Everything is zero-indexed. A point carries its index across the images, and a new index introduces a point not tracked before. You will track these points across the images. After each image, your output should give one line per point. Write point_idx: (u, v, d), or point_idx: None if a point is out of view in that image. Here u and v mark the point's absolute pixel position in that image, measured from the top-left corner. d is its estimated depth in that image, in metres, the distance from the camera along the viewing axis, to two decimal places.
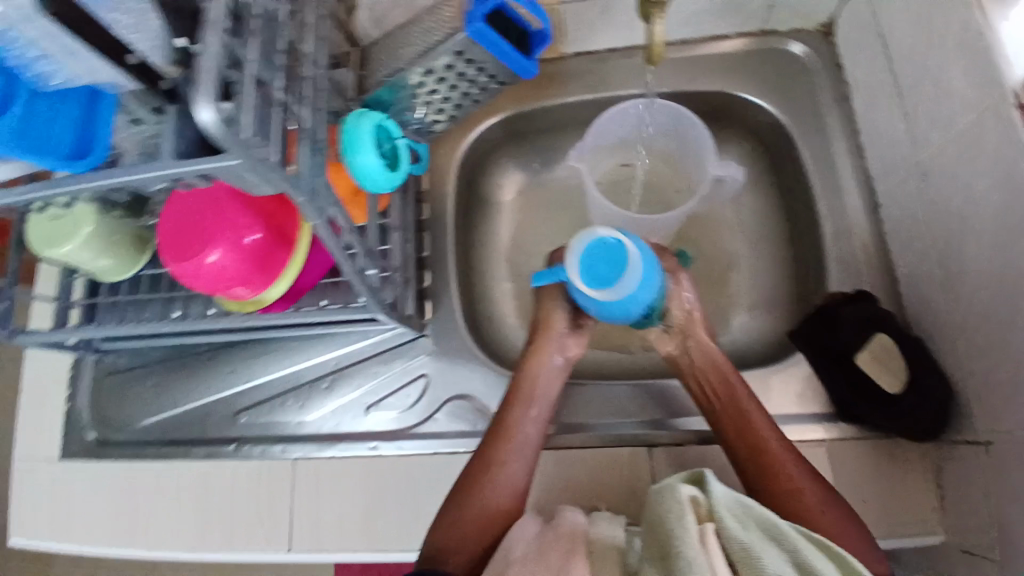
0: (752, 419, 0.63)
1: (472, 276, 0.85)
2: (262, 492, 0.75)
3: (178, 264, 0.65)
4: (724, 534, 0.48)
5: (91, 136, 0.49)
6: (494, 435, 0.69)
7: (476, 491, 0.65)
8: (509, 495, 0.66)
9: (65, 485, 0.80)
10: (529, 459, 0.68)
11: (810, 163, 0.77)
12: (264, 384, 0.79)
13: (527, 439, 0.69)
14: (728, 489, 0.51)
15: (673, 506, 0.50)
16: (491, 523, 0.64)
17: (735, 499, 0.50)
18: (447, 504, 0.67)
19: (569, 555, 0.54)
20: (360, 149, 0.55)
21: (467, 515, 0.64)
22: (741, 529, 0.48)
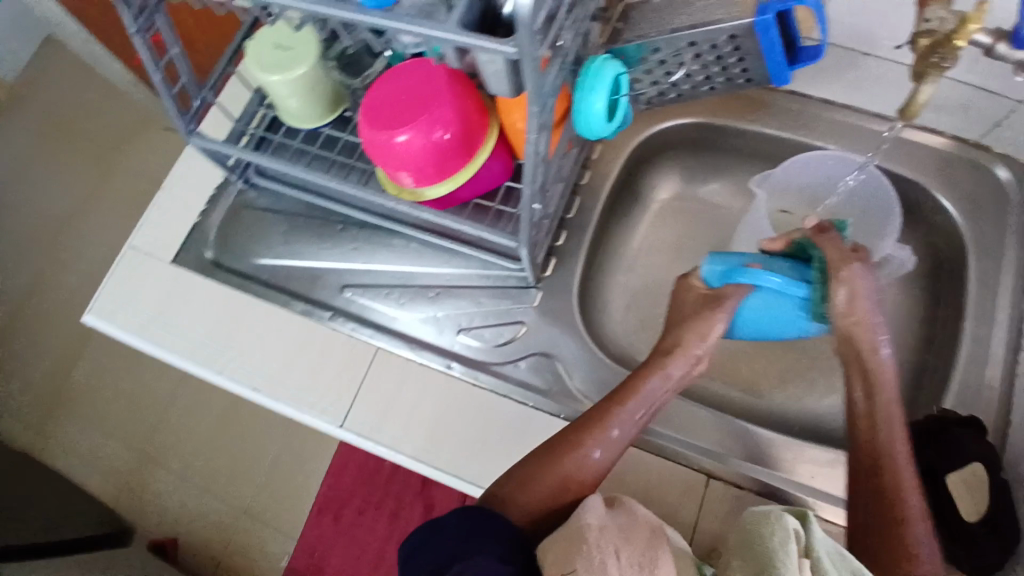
0: (909, 484, 0.61)
1: (600, 255, 0.86)
2: (338, 366, 0.78)
3: (371, 129, 0.69)
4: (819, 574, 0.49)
5: None
6: (591, 417, 0.66)
7: (557, 461, 0.64)
8: (585, 478, 0.64)
9: (168, 286, 0.84)
10: (614, 452, 0.66)
11: (973, 281, 0.76)
12: (377, 271, 0.82)
13: (620, 433, 0.66)
14: (828, 536, 0.52)
15: (776, 529, 0.50)
16: (562, 492, 0.63)
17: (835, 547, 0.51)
18: (526, 460, 0.65)
19: (652, 542, 0.51)
20: (595, 91, 0.57)
21: (543, 478, 0.63)
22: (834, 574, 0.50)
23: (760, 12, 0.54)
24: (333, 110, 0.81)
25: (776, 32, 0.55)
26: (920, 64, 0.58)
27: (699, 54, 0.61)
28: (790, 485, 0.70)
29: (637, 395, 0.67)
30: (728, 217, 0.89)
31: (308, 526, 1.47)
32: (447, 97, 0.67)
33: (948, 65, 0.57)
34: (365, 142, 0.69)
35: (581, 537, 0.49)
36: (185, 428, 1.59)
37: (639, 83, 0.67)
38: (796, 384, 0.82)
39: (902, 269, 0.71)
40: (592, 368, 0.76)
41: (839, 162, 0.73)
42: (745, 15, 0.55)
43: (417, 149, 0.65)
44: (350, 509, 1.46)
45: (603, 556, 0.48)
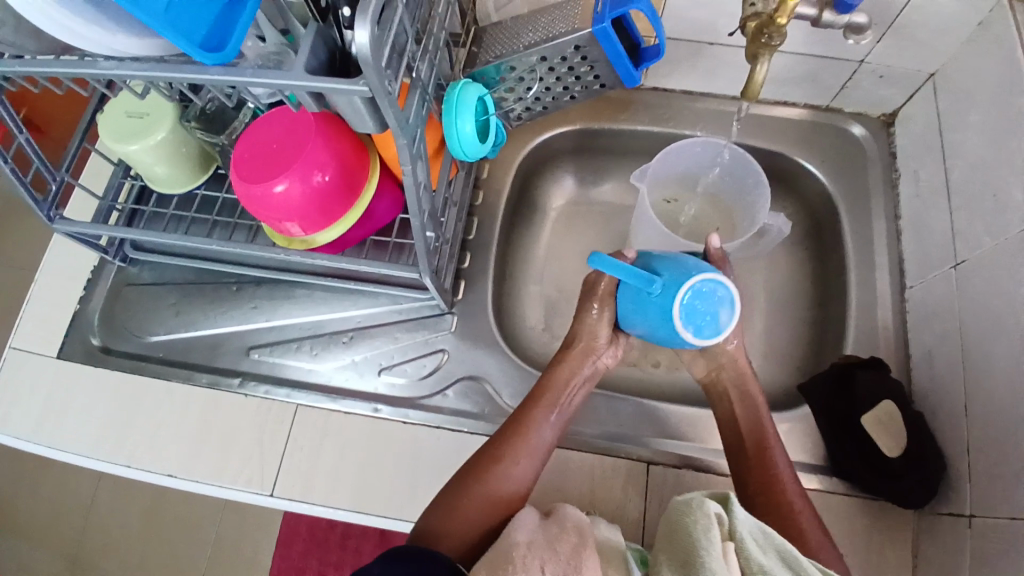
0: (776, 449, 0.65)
1: (510, 270, 0.86)
2: (257, 431, 0.74)
3: (244, 183, 0.66)
4: (743, 554, 0.50)
5: (226, 38, 0.49)
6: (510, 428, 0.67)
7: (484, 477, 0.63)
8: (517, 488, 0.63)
9: (57, 383, 0.78)
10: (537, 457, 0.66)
11: (850, 235, 0.81)
12: (283, 326, 0.79)
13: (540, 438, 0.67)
14: (751, 516, 0.53)
15: (698, 516, 0.51)
16: (494, 509, 0.61)
17: (757, 528, 0.52)
18: (451, 484, 0.64)
19: (578, 549, 0.52)
20: (460, 115, 0.57)
21: (473, 499, 0.61)
22: (759, 554, 0.50)
23: (596, 21, 0.56)
24: (205, 170, 0.77)
25: (617, 38, 0.57)
26: (754, 46, 0.62)
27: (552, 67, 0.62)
28: (711, 454, 0.74)
29: (550, 394, 0.69)
30: (623, 213, 0.92)
31: None
32: (318, 141, 0.66)
33: (777, 44, 0.61)
34: (239, 197, 0.67)
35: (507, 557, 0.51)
36: (113, 529, 1.46)
37: (506, 102, 0.67)
38: None
39: (781, 235, 0.76)
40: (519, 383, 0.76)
41: (706, 147, 0.76)
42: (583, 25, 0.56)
43: (294, 198, 0.63)
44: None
45: (527, 573, 0.48)
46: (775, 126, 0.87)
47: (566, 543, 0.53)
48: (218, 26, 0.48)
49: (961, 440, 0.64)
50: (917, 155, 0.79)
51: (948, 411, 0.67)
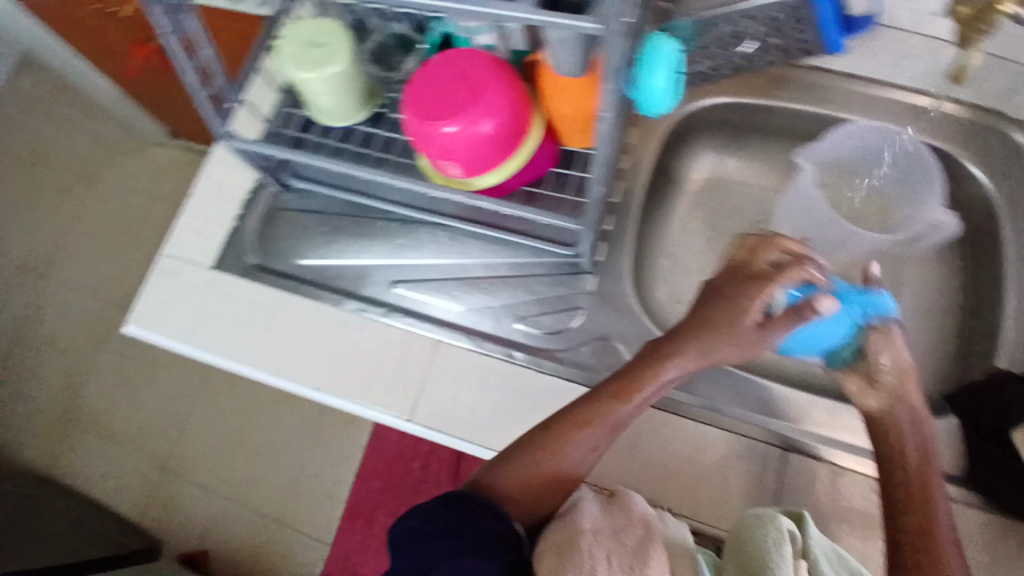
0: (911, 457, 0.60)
1: (645, 237, 0.85)
2: (396, 363, 0.77)
3: (419, 120, 0.68)
4: None
5: None
6: (588, 402, 0.64)
7: (551, 455, 0.63)
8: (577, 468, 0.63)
9: (213, 292, 0.83)
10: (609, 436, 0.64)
11: (1016, 242, 0.77)
12: (427, 266, 0.81)
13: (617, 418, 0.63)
14: None
15: None
16: (550, 480, 0.62)
17: None
18: (511, 446, 0.65)
19: (645, 542, 0.54)
20: (655, 64, 0.55)
21: (534, 473, 0.62)
22: None
23: None
24: (370, 103, 0.79)
25: None
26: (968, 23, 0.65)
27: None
28: (817, 440, 0.72)
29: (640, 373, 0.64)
30: (766, 192, 0.88)
31: (340, 533, 1.46)
32: (495, 86, 0.67)
33: None
34: (412, 133, 0.69)
35: (575, 542, 0.53)
36: (205, 442, 1.56)
37: None
38: None
39: (949, 231, 0.72)
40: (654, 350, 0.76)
41: (878, 134, 0.74)
42: None
43: (473, 140, 0.65)
44: (382, 513, 1.45)
45: (593, 563, 0.51)
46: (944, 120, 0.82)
47: (633, 534, 0.55)
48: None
49: None
50: None
51: None
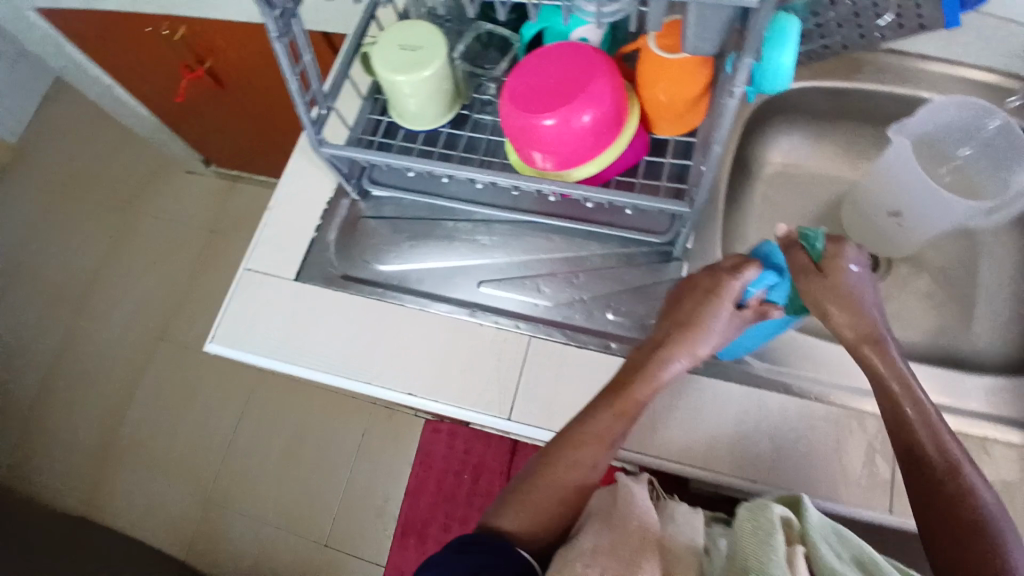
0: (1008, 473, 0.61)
1: (727, 223, 0.86)
2: (492, 361, 0.76)
3: (522, 114, 0.68)
4: (816, 558, 0.50)
5: None
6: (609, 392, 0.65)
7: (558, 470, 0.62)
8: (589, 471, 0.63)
9: (296, 302, 0.81)
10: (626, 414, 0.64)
11: None
12: (515, 263, 0.82)
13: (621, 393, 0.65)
14: (822, 519, 0.55)
15: (765, 521, 0.52)
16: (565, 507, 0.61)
17: (829, 529, 0.54)
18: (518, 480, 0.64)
19: (644, 547, 0.52)
20: (785, 45, 0.57)
21: (539, 503, 0.61)
22: (834, 560, 0.50)
23: None
24: (454, 104, 0.79)
25: None
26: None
27: None
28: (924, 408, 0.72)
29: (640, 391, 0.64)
30: (834, 175, 0.91)
31: (392, 553, 1.42)
32: (599, 76, 0.67)
33: None
34: (515, 128, 0.69)
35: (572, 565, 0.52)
36: (252, 465, 1.56)
37: None
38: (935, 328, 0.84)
39: None
40: None
41: (964, 109, 0.75)
42: None
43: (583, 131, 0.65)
44: (436, 529, 1.39)
45: None
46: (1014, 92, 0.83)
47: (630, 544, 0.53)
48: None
49: None
50: None
51: None
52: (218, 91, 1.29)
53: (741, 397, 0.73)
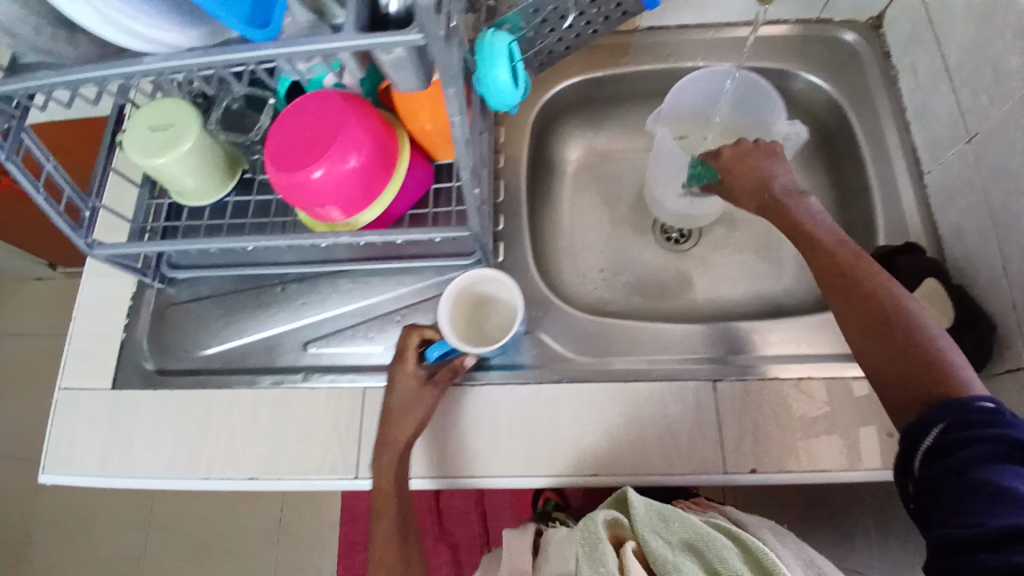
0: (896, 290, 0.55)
1: (540, 226, 0.89)
2: (331, 421, 0.74)
3: (284, 174, 0.66)
4: (647, 551, 0.55)
5: (270, 11, 0.50)
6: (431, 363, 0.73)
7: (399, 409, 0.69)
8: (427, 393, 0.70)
9: (118, 410, 0.78)
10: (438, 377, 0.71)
11: (862, 135, 0.85)
12: (335, 316, 0.79)
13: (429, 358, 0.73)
14: (646, 503, 0.60)
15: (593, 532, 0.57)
16: None
17: (654, 515, 0.59)
18: None
19: None
20: (495, 65, 0.58)
21: None
22: (663, 545, 0.56)
23: None
24: (229, 172, 0.77)
25: None
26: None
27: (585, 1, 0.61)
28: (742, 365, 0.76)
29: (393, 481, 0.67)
30: (632, 155, 0.97)
31: None
32: (350, 120, 0.66)
33: None
34: (283, 189, 0.67)
35: None
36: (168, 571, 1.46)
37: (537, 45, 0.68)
38: (751, 277, 0.90)
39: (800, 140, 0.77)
40: (571, 327, 0.79)
41: (709, 77, 0.80)
42: None
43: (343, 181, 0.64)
44: None
45: None
46: (768, 44, 0.89)
47: None
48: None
49: (1005, 301, 0.69)
50: (910, 50, 0.82)
51: (987, 277, 0.71)
52: (21, 195, 1.21)
53: (575, 394, 0.75)
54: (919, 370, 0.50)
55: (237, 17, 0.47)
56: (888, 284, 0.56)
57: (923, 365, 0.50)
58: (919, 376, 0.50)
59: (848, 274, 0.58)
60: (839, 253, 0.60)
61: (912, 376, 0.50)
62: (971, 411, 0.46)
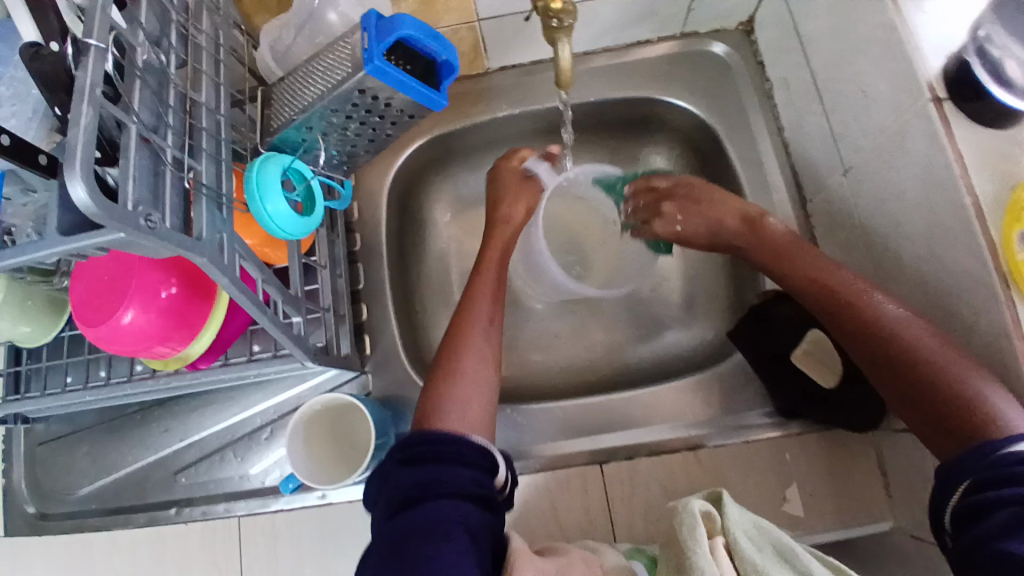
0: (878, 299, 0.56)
1: (414, 300, 0.83)
2: (210, 556, 0.72)
3: (90, 329, 0.61)
4: (734, 550, 0.51)
5: None
6: (455, 320, 0.63)
7: (454, 375, 0.58)
8: (494, 368, 0.60)
9: (3, 563, 0.75)
10: (494, 343, 0.62)
11: (736, 161, 0.78)
12: (200, 440, 0.76)
13: (488, 314, 0.64)
14: (744, 510, 0.54)
15: (686, 519, 0.52)
16: None
17: (749, 523, 0.53)
18: None
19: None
20: (267, 197, 0.53)
21: None
22: (753, 551, 0.51)
23: (366, 61, 0.48)
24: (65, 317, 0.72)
25: (398, 71, 0.49)
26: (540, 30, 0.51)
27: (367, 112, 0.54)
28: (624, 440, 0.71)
29: None
30: None
31: None
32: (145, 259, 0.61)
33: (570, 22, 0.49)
34: (94, 345, 0.61)
35: None
36: None
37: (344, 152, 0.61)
38: (646, 322, 0.84)
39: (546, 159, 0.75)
40: None
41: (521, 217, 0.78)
42: (356, 68, 0.49)
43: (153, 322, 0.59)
44: None
45: None
46: (634, 67, 0.81)
47: None
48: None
49: None
50: (780, 62, 0.75)
51: None
52: None
53: None
54: (918, 382, 0.51)
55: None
56: (890, 305, 0.55)
57: (951, 388, 0.49)
58: (953, 406, 0.49)
59: (851, 307, 0.57)
60: (845, 285, 0.58)
61: (930, 389, 0.51)
62: (1011, 471, 0.44)
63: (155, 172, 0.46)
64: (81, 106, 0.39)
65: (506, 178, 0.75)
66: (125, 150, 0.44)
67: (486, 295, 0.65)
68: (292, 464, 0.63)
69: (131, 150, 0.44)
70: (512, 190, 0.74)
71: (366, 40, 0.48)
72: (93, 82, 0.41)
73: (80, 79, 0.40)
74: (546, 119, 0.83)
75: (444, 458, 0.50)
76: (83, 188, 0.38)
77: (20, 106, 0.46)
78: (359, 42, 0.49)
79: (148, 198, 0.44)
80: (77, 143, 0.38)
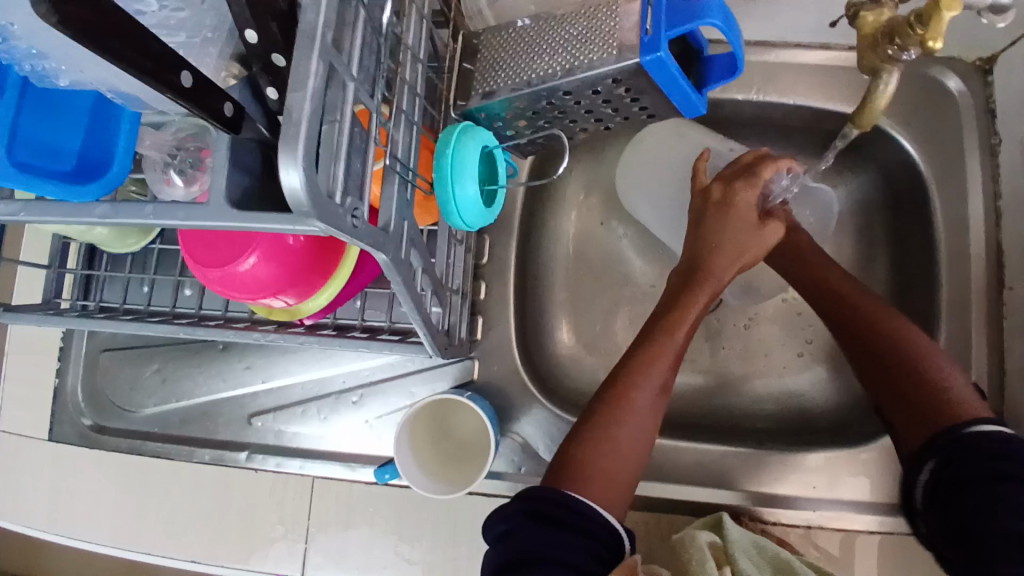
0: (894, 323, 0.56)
1: (534, 283, 0.74)
2: (275, 510, 0.69)
3: (203, 268, 0.53)
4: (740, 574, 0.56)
5: (107, 151, 0.38)
6: (640, 352, 0.55)
7: (613, 432, 0.51)
8: (651, 431, 0.53)
9: (56, 465, 0.73)
10: (670, 384, 0.55)
11: (937, 217, 0.67)
12: (283, 388, 0.70)
13: (679, 350, 0.55)
14: (744, 531, 0.59)
15: (693, 551, 0.56)
16: None
17: (749, 541, 0.58)
18: None
19: None
20: (459, 179, 0.43)
21: None
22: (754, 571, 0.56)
23: (647, 50, 0.38)
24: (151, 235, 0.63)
25: (677, 66, 0.39)
26: (871, 56, 0.41)
27: (604, 103, 0.45)
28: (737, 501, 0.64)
29: None
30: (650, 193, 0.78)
31: None
32: None
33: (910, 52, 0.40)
34: (207, 286, 0.54)
35: None
36: None
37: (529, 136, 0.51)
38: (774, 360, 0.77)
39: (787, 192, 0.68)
40: (552, 425, 0.67)
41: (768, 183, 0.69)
42: (628, 53, 0.39)
43: (282, 274, 0.53)
44: None
45: None
46: (832, 76, 0.66)
47: None
48: (92, 141, 0.38)
49: None
50: None
51: None
52: None
53: None
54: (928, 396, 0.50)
55: (43, 177, 0.36)
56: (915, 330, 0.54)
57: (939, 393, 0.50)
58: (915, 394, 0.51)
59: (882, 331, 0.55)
60: (868, 307, 0.56)
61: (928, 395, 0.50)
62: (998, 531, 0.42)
63: (355, 141, 0.36)
64: (310, 60, 0.29)
65: (737, 217, 0.60)
66: (333, 110, 0.34)
67: (668, 357, 0.54)
68: (398, 450, 0.58)
69: (340, 113, 0.34)
70: (745, 210, 0.60)
71: (651, 20, 0.39)
72: (323, 20, 0.30)
73: (308, 16, 0.29)
74: (725, 114, 0.71)
75: (570, 532, 0.46)
76: (301, 178, 0.28)
77: (190, 15, 0.33)
78: (637, 19, 0.39)
79: (348, 179, 0.35)
80: (302, 116, 0.28)
